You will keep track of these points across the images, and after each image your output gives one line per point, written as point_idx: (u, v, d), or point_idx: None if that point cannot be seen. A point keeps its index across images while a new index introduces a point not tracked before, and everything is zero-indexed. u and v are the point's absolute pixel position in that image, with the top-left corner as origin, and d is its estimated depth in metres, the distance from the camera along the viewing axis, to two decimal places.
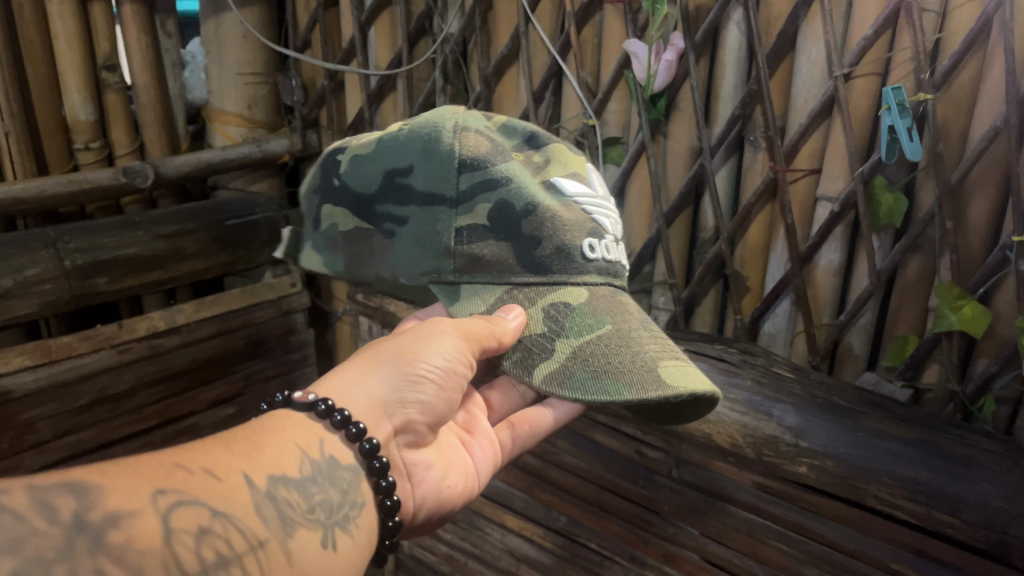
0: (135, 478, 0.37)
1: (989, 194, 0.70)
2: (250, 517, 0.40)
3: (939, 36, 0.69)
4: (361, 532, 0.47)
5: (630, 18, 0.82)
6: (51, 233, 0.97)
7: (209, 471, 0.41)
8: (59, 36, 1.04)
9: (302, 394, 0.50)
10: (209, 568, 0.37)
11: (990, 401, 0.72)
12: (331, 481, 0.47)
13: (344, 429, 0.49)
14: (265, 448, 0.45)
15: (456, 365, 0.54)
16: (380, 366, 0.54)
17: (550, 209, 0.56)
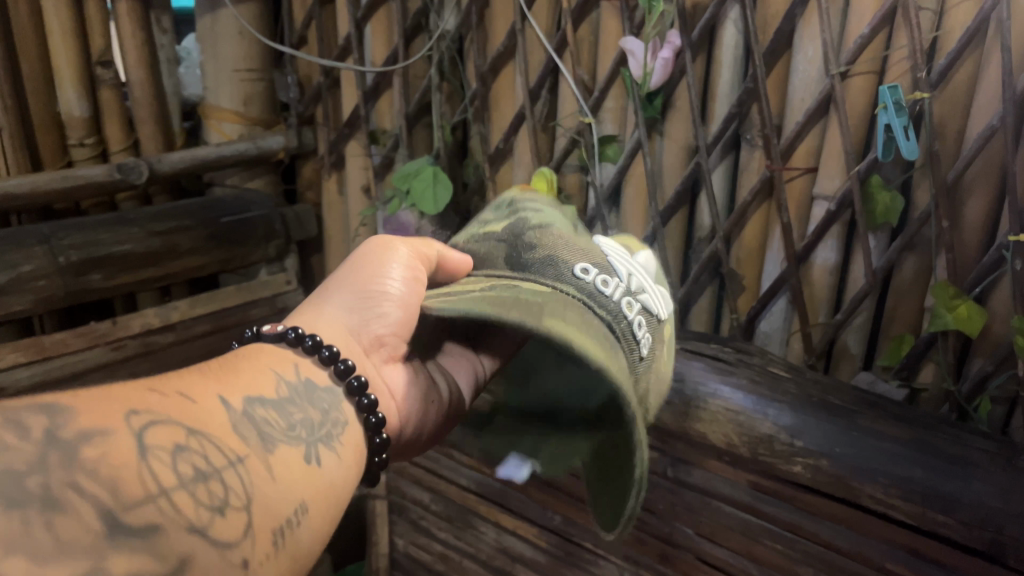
0: (109, 399, 0.36)
1: (985, 193, 0.70)
2: (229, 433, 0.40)
3: (936, 35, 0.69)
4: (344, 451, 0.48)
5: (627, 16, 0.82)
6: (45, 229, 0.97)
7: (182, 394, 0.40)
8: (54, 31, 1.03)
9: (271, 328, 0.52)
10: (189, 481, 0.35)
11: (986, 402, 0.72)
12: (310, 403, 0.48)
13: (317, 354, 0.51)
14: (237, 375, 0.46)
15: (408, 283, 0.59)
16: (337, 292, 0.58)
17: (558, 231, 0.60)
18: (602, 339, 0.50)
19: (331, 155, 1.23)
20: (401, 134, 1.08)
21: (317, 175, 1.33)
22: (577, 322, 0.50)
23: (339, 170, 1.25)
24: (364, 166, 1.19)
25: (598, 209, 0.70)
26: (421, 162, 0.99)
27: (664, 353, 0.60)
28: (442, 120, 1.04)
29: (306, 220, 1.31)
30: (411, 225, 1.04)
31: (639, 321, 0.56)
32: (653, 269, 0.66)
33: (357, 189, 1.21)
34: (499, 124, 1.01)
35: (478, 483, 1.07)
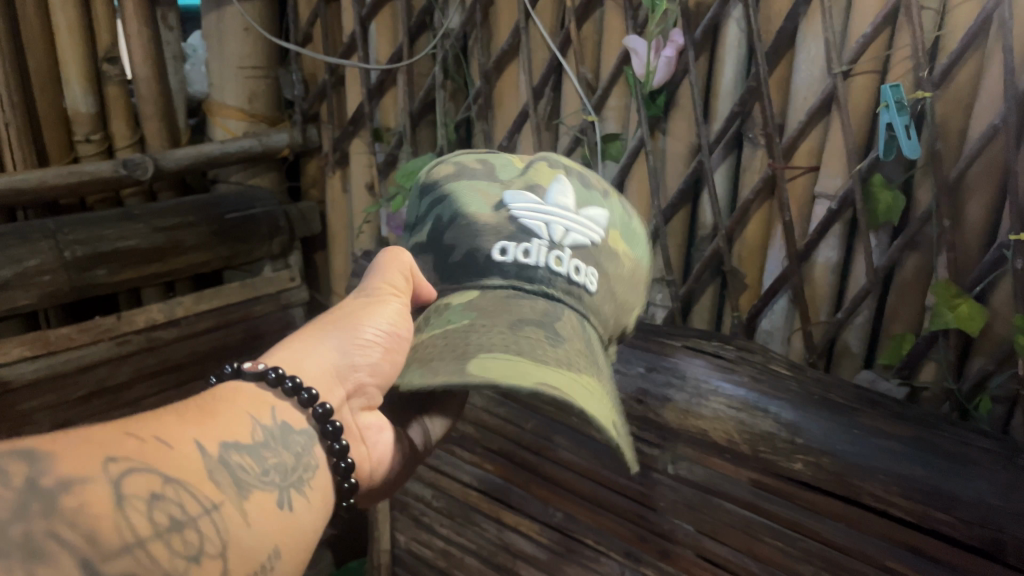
0: (87, 446, 0.37)
1: (987, 192, 0.70)
2: (204, 482, 0.40)
3: (939, 34, 0.69)
4: (313, 494, 0.48)
5: (630, 14, 0.82)
6: (51, 224, 0.97)
7: (160, 439, 0.40)
8: (61, 28, 1.04)
9: (252, 363, 0.51)
10: (163, 532, 0.36)
11: (986, 400, 0.73)
12: (283, 447, 0.48)
13: (296, 395, 0.51)
14: (216, 416, 0.46)
15: (394, 336, 0.57)
16: (327, 334, 0.56)
17: (465, 217, 0.58)
18: (534, 342, 0.52)
19: (335, 152, 1.23)
20: (405, 132, 1.09)
21: (322, 172, 1.34)
22: (496, 343, 0.51)
23: (343, 167, 1.25)
24: (368, 163, 1.19)
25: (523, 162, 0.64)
26: (425, 160, 1.00)
27: (614, 266, 0.61)
28: (446, 118, 1.05)
29: (309, 216, 1.30)
30: None
31: (573, 270, 0.57)
32: (579, 187, 0.61)
33: (361, 186, 1.21)
34: (503, 122, 1.01)
35: (480, 480, 1.08)
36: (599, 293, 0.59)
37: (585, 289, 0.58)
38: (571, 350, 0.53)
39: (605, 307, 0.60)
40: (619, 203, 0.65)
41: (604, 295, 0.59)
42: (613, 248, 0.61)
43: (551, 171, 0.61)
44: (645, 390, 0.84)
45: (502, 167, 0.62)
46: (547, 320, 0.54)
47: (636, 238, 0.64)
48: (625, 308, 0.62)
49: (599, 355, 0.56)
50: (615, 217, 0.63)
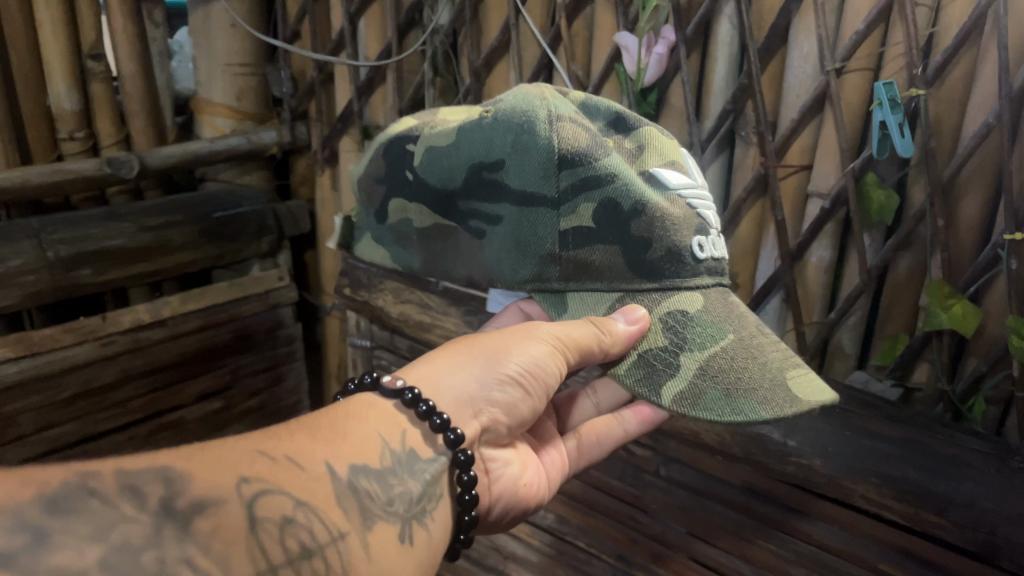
0: (221, 466, 0.38)
1: (981, 191, 0.69)
2: (333, 508, 0.41)
3: (933, 31, 0.68)
4: (433, 525, 0.48)
5: (620, 11, 0.81)
6: (35, 223, 0.96)
7: (291, 459, 0.42)
8: (45, 25, 1.03)
9: (390, 380, 0.51)
10: (294, 560, 0.38)
11: (981, 401, 0.71)
12: (411, 475, 0.48)
13: (428, 419, 0.50)
14: (345, 437, 0.46)
15: (541, 367, 0.55)
16: (473, 358, 0.55)
17: (654, 205, 0.52)
18: (778, 347, 0.56)
19: (324, 150, 1.22)
20: None
21: (312, 170, 1.32)
22: (781, 362, 0.54)
23: (333, 165, 1.24)
24: (357, 162, 1.18)
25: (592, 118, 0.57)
26: None
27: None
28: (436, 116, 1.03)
29: (299, 216, 1.29)
30: None
31: None
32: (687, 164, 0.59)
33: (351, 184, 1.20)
34: None
35: None
36: None
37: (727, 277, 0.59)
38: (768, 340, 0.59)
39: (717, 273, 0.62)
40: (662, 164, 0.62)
41: None
42: None
43: (669, 148, 0.57)
44: None
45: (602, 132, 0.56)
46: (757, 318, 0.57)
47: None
48: None
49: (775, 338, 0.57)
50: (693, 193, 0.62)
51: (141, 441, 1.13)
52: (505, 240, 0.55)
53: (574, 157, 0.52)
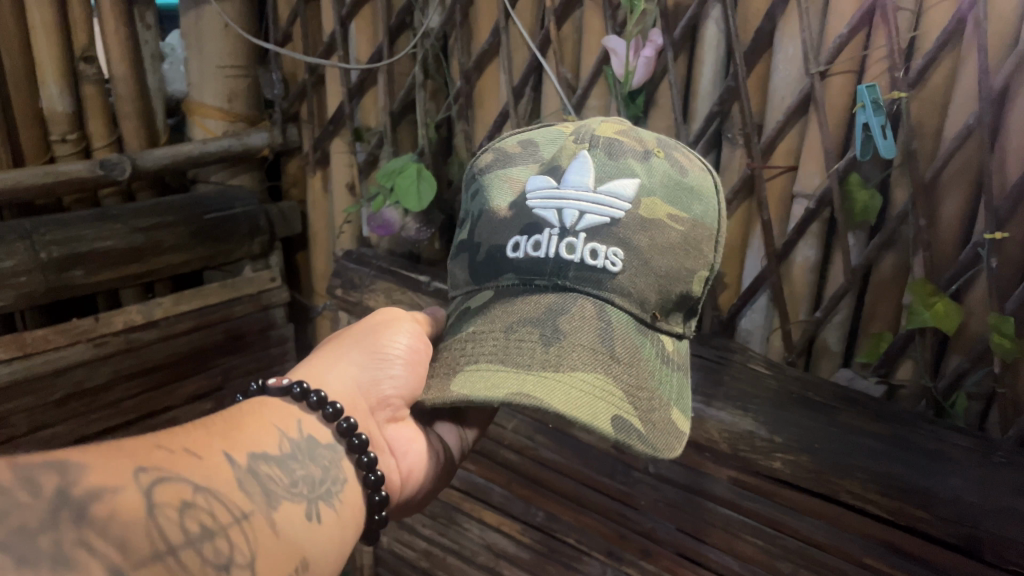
0: (121, 456, 0.40)
1: (962, 192, 0.70)
2: (234, 491, 0.44)
3: (915, 34, 0.70)
4: (342, 507, 0.52)
5: (609, 15, 0.82)
6: (27, 225, 0.96)
7: (190, 450, 0.45)
8: (37, 27, 1.03)
9: (277, 380, 0.56)
10: (195, 541, 0.39)
11: (962, 398, 0.73)
12: (312, 460, 0.52)
13: (321, 410, 0.56)
14: (243, 431, 0.50)
15: (418, 343, 0.62)
16: (351, 352, 0.62)
17: (490, 209, 0.60)
18: (525, 351, 0.53)
19: (315, 152, 1.23)
20: (385, 131, 1.08)
21: (302, 172, 1.33)
22: (525, 361, 0.53)
23: (323, 167, 1.25)
24: (348, 163, 1.18)
25: (568, 130, 0.63)
26: (405, 159, 1.00)
27: (656, 236, 0.57)
28: (426, 118, 1.04)
29: (291, 217, 1.30)
30: (395, 222, 1.05)
31: (587, 255, 0.55)
32: (604, 161, 0.58)
33: (341, 186, 1.20)
34: (483, 122, 1.01)
35: (463, 480, 1.08)
36: (624, 273, 0.56)
37: (606, 271, 0.55)
38: (581, 344, 0.54)
39: (638, 283, 0.56)
40: (666, 162, 0.60)
41: (635, 277, 0.56)
42: (647, 219, 0.56)
43: (575, 150, 0.59)
44: None
45: (543, 141, 0.62)
46: (550, 316, 0.55)
47: (693, 195, 0.60)
48: (671, 279, 0.57)
49: (619, 339, 0.55)
50: (654, 182, 0.58)
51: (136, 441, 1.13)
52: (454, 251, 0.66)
53: (475, 177, 0.64)
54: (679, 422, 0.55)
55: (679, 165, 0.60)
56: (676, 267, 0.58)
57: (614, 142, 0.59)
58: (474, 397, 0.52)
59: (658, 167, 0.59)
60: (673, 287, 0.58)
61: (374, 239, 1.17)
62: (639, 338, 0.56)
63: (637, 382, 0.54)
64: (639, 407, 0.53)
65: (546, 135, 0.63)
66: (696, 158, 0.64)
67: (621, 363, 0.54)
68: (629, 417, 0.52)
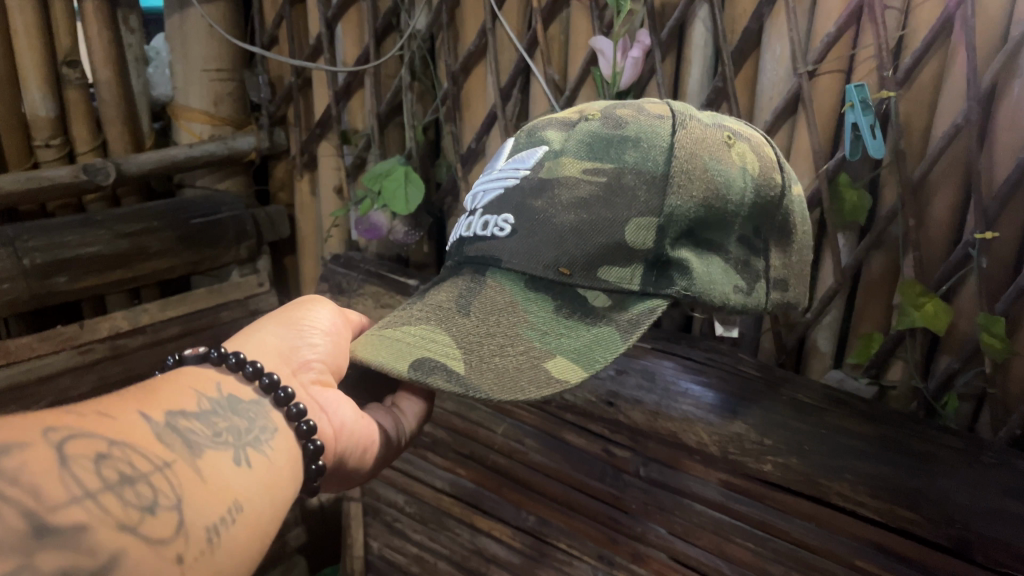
0: (25, 420, 0.37)
1: (950, 191, 0.70)
2: (152, 443, 0.41)
3: (903, 33, 0.69)
4: (276, 454, 0.48)
5: (597, 15, 0.82)
6: (9, 231, 0.95)
7: (102, 411, 0.41)
8: (19, 31, 1.02)
9: (193, 350, 0.53)
10: (114, 485, 0.36)
11: (954, 398, 0.73)
12: (234, 413, 0.48)
13: (241, 370, 0.52)
14: (157, 392, 0.46)
15: (335, 325, 0.62)
16: (263, 325, 0.59)
17: None
18: (402, 312, 0.60)
19: (302, 156, 1.22)
20: (373, 134, 1.07)
21: (290, 175, 1.32)
22: (385, 317, 0.60)
23: (311, 170, 1.24)
24: (335, 166, 1.17)
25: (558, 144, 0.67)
26: (392, 162, 0.99)
27: (554, 194, 0.56)
28: (414, 120, 1.03)
29: (278, 221, 1.29)
30: (383, 225, 1.04)
31: (480, 226, 0.59)
32: (527, 142, 0.61)
33: (329, 189, 1.19)
34: (471, 124, 1.01)
35: (453, 484, 1.07)
36: (508, 233, 0.57)
37: (494, 235, 0.58)
38: (434, 305, 0.58)
39: (526, 239, 0.56)
40: (592, 123, 0.58)
41: (517, 239, 0.56)
42: (543, 180, 0.57)
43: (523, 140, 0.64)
44: (616, 391, 0.85)
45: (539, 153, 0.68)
46: (432, 290, 0.60)
47: (624, 141, 0.55)
48: (582, 229, 0.54)
49: (439, 309, 0.57)
50: (569, 144, 0.57)
51: None
52: None
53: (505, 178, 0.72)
54: (561, 368, 0.52)
55: (613, 120, 0.57)
56: (588, 216, 0.54)
57: (543, 127, 0.62)
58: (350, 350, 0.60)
59: (581, 130, 0.58)
60: (590, 233, 0.54)
61: (362, 242, 1.17)
62: (457, 318, 0.56)
63: (426, 341, 0.55)
64: (471, 354, 0.54)
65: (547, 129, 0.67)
66: (684, 108, 0.58)
67: (466, 321, 0.56)
68: (455, 363, 0.53)
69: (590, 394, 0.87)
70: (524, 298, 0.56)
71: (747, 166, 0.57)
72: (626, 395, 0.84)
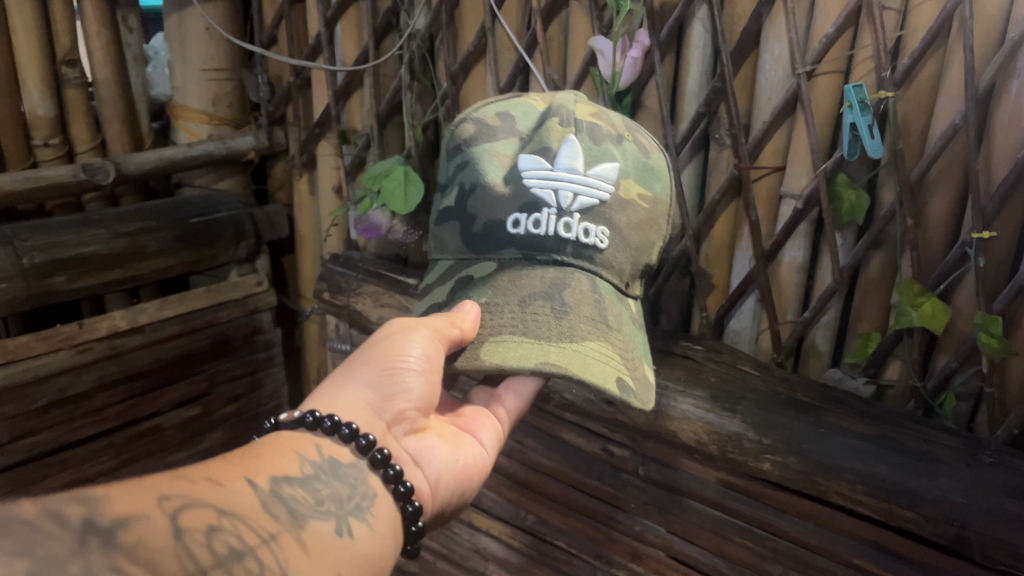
0: (142, 488, 0.40)
1: (948, 191, 0.70)
2: (260, 514, 0.44)
3: (901, 34, 0.70)
4: (377, 521, 0.51)
5: (596, 15, 0.82)
6: (8, 230, 0.95)
7: (212, 480, 0.44)
8: (19, 31, 1.02)
9: (289, 414, 0.55)
10: (223, 560, 0.39)
11: (951, 397, 0.73)
12: (336, 478, 0.51)
13: (337, 432, 0.54)
14: (263, 459, 0.49)
15: (433, 354, 0.59)
16: (357, 370, 0.60)
17: (487, 183, 0.66)
18: (542, 323, 0.60)
19: (301, 155, 1.21)
20: (372, 133, 1.07)
21: (289, 175, 1.32)
22: (521, 327, 0.60)
23: (310, 170, 1.24)
24: (335, 166, 1.17)
25: (542, 107, 0.69)
26: (391, 162, 0.99)
27: (631, 213, 0.66)
28: (413, 119, 1.04)
29: (276, 221, 1.29)
30: (383, 225, 1.04)
31: (582, 233, 0.64)
32: (589, 146, 0.65)
33: (328, 188, 1.20)
34: None
35: None
36: (609, 247, 0.65)
37: (596, 247, 0.64)
38: (586, 318, 0.61)
39: (618, 255, 0.66)
40: (632, 146, 0.69)
41: (615, 251, 0.66)
42: (624, 199, 0.66)
43: (561, 131, 0.65)
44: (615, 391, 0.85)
45: (523, 119, 0.68)
46: (555, 291, 0.62)
47: (654, 176, 0.70)
48: (641, 249, 0.68)
49: (593, 317, 0.62)
50: (627, 164, 0.67)
51: (120, 449, 1.12)
52: (437, 209, 0.71)
53: (460, 148, 0.69)
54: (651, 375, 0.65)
55: (642, 147, 0.69)
56: (646, 238, 0.68)
57: (594, 128, 0.66)
58: (503, 363, 0.58)
59: (629, 150, 0.67)
60: (642, 256, 0.68)
61: (361, 242, 1.17)
62: (608, 330, 0.62)
63: (603, 356, 0.60)
64: (630, 367, 0.62)
65: (521, 113, 0.69)
66: (656, 142, 0.74)
67: (613, 335, 0.62)
68: (627, 379, 0.61)
69: (587, 393, 0.88)
70: (621, 309, 0.65)
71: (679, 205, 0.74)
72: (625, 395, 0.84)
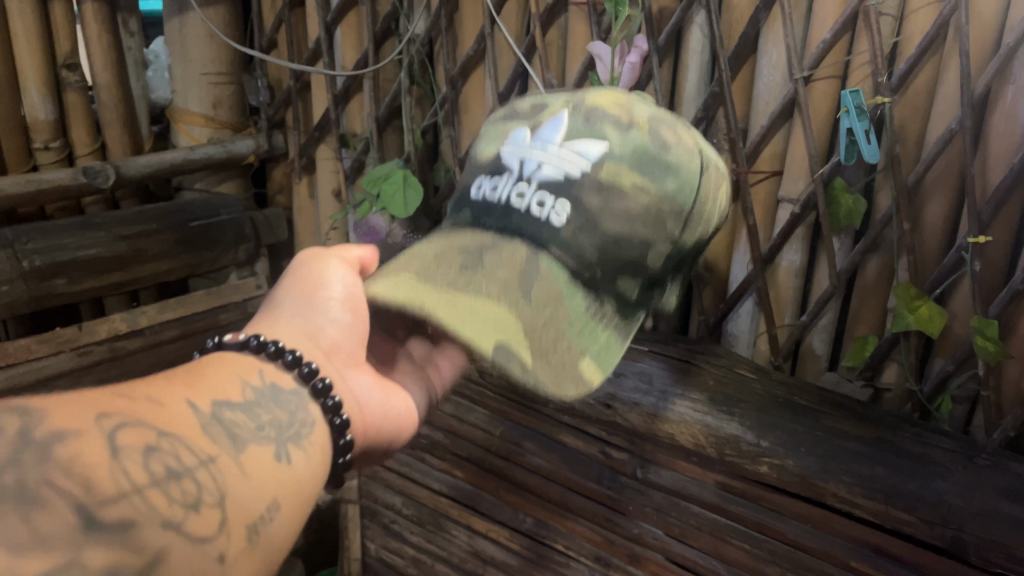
0: (80, 402, 0.34)
1: (944, 195, 0.71)
2: (199, 436, 0.38)
3: (897, 40, 0.70)
4: (313, 449, 0.44)
5: (595, 21, 0.82)
6: (9, 234, 0.95)
7: (150, 397, 0.38)
8: (19, 34, 1.03)
9: (233, 336, 0.49)
10: (160, 480, 0.34)
11: (947, 400, 0.74)
12: (277, 404, 0.44)
13: (280, 359, 0.48)
14: (204, 379, 0.42)
15: (353, 285, 0.57)
16: (282, 304, 0.54)
17: (481, 153, 0.66)
18: (443, 271, 0.56)
19: (301, 158, 1.22)
20: (371, 137, 1.08)
21: (288, 179, 1.33)
22: (422, 272, 0.56)
23: (309, 173, 1.24)
24: (334, 169, 1.18)
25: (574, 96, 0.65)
26: (391, 165, 1.00)
27: (611, 198, 0.58)
28: (413, 124, 1.04)
29: (275, 223, 1.29)
30: (382, 229, 1.05)
31: (536, 203, 0.58)
32: (580, 124, 0.60)
33: (328, 192, 1.20)
34: (470, 128, 1.01)
35: (452, 487, 1.07)
36: (567, 226, 0.58)
37: (550, 221, 0.58)
38: (499, 279, 0.56)
39: (581, 238, 0.58)
40: (644, 135, 0.60)
41: (575, 233, 0.58)
42: (603, 181, 0.58)
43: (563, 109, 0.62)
44: (613, 394, 0.85)
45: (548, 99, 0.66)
46: (480, 248, 0.58)
47: (667, 169, 0.59)
48: (621, 244, 0.59)
49: (505, 276, 0.56)
50: (623, 149, 0.58)
51: None
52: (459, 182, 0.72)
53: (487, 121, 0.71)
54: (585, 373, 0.56)
55: (661, 138, 0.60)
56: (630, 236, 0.59)
57: (597, 111, 0.60)
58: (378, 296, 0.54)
59: (636, 138, 0.59)
60: (625, 251, 0.59)
61: None
62: (524, 294, 0.56)
63: (500, 319, 0.53)
64: (539, 346, 0.55)
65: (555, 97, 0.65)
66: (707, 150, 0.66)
67: (531, 306, 0.56)
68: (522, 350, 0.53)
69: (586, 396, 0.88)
70: (569, 294, 0.58)
71: (720, 196, 0.64)
72: (623, 398, 0.84)
